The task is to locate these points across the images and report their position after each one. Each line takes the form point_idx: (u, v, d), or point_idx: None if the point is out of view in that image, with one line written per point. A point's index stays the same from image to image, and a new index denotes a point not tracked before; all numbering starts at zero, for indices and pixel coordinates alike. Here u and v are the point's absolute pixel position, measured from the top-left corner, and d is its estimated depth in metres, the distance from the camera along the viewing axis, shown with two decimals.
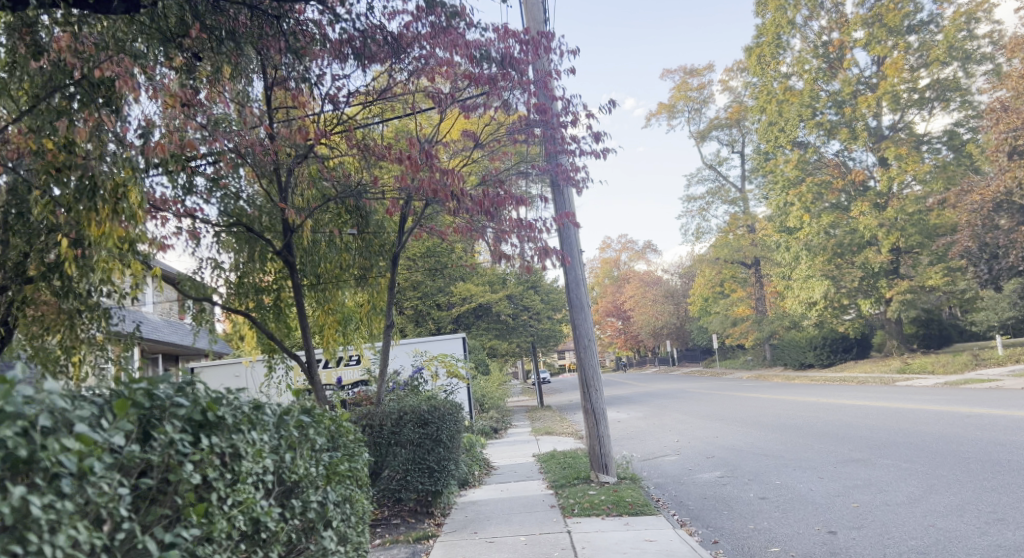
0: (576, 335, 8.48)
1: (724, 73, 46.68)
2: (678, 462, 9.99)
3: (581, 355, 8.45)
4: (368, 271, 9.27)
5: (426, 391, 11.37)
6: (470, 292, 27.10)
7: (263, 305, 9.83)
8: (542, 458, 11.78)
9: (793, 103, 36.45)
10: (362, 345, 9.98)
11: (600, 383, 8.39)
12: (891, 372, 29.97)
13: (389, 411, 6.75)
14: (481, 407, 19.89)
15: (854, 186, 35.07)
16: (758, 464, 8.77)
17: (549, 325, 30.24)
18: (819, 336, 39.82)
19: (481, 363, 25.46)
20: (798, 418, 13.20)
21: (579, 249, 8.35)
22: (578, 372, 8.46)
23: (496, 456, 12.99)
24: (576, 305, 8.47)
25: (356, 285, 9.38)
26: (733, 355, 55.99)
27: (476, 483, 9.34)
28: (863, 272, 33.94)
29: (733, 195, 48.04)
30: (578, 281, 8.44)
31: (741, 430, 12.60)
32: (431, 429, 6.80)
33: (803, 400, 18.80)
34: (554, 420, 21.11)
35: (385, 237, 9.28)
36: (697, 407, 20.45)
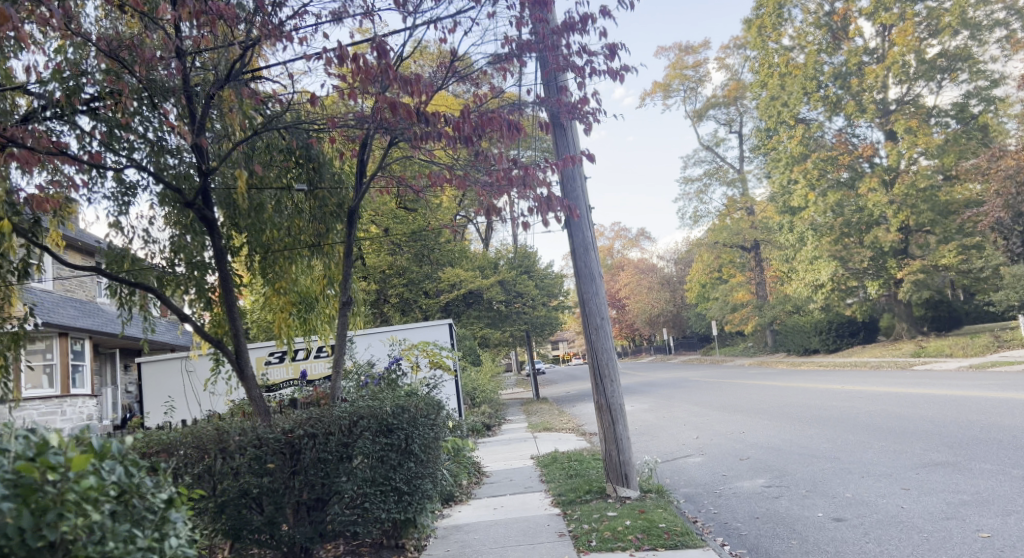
0: (585, 314, 6.76)
1: (721, 50, 45.00)
2: (708, 468, 8.33)
3: (591, 338, 6.70)
4: (323, 238, 7.54)
5: (406, 385, 9.77)
6: (458, 277, 25.33)
7: (204, 287, 8.07)
8: (541, 461, 10.13)
9: (795, 76, 34.71)
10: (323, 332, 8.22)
11: (616, 372, 6.68)
12: (905, 355, 28.46)
13: (339, 415, 4.85)
14: (472, 402, 18.17)
15: (860, 161, 33.42)
16: (812, 469, 7.13)
17: (544, 313, 28.57)
18: (824, 321, 38.29)
19: (472, 353, 23.76)
20: (831, 410, 11.55)
21: (586, 201, 6.62)
22: (588, 359, 6.74)
23: (487, 458, 11.32)
24: (584, 275, 6.78)
25: (311, 258, 7.66)
26: (732, 343, 54.48)
27: (464, 499, 7.62)
28: (873, 252, 32.45)
29: (731, 176, 46.38)
30: (585, 246, 6.79)
31: (770, 425, 10.93)
32: (396, 440, 5.01)
33: (822, 388, 17.22)
34: (552, 414, 19.46)
35: (343, 195, 7.59)
36: (707, 397, 18.85)
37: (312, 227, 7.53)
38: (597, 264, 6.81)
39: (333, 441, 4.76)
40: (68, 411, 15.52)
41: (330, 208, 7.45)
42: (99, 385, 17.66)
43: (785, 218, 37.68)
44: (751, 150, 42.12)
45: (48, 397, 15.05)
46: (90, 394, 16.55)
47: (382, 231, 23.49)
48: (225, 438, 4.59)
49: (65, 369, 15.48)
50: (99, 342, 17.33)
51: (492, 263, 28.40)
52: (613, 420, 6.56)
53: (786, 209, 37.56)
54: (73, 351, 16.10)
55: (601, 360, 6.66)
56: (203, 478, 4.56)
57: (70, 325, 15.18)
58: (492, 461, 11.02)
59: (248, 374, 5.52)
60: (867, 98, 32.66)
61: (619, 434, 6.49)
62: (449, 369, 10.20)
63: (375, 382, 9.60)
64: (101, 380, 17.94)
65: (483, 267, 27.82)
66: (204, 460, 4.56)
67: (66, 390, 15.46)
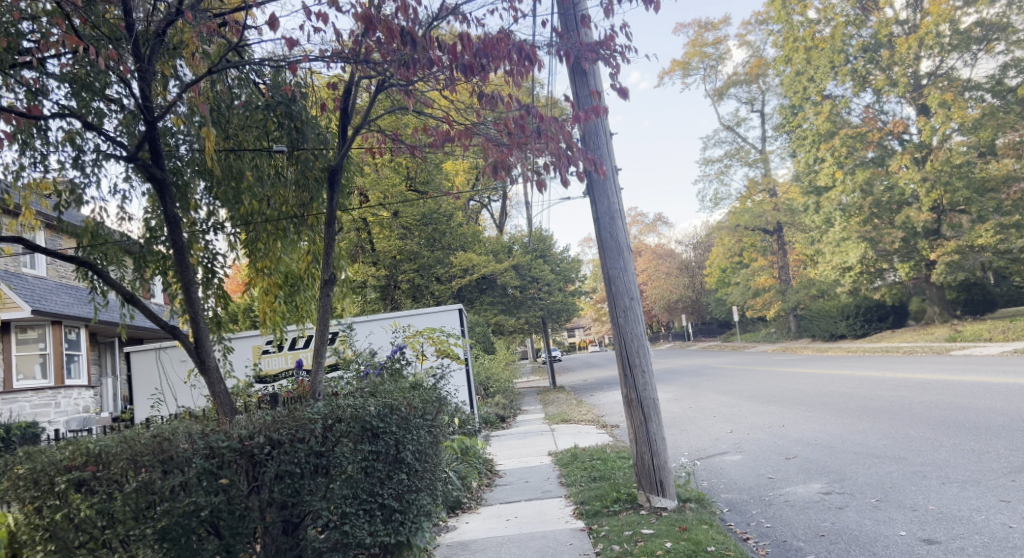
0: (611, 293, 5.77)
1: (742, 26, 43.55)
2: (750, 469, 7.38)
3: (618, 322, 5.72)
4: (309, 208, 6.70)
5: (410, 375, 8.96)
6: (472, 262, 24.44)
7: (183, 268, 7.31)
8: (561, 457, 9.24)
9: (822, 49, 33.22)
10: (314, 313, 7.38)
11: (648, 361, 5.70)
12: (940, 340, 27.16)
13: (310, 417, 3.89)
14: (486, 391, 17.31)
15: (890, 138, 31.88)
16: (878, 472, 6.16)
17: (561, 298, 27.59)
18: (852, 305, 36.98)
19: (486, 340, 22.88)
20: (879, 400, 10.50)
21: (612, 160, 5.61)
22: (615, 346, 5.76)
23: (502, 455, 10.42)
24: (610, 248, 5.78)
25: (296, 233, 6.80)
26: (754, 329, 53.22)
27: (474, 506, 6.72)
28: (905, 233, 31.02)
29: (753, 157, 44.94)
30: (611, 214, 5.79)
31: (812, 418, 9.93)
32: (381, 447, 4.07)
33: (860, 375, 16.17)
34: (571, 404, 18.50)
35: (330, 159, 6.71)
36: (735, 386, 17.86)
37: (297, 197, 6.69)
38: (625, 235, 5.81)
39: (302, 448, 3.80)
40: (62, 403, 14.82)
41: (315, 172, 6.58)
42: (97, 376, 16.96)
43: (811, 199, 36.37)
44: (775, 128, 40.58)
45: (41, 389, 14.30)
46: (86, 385, 15.80)
47: (390, 215, 22.66)
48: (168, 447, 3.64)
49: (59, 359, 14.73)
50: (96, 330, 16.59)
51: (507, 247, 27.47)
52: (643, 413, 5.60)
53: (812, 189, 36.20)
54: (67, 340, 15.37)
55: (632, 345, 5.67)
56: (141, 496, 3.61)
57: (64, 313, 14.43)
58: (507, 458, 10.12)
59: (209, 366, 4.62)
60: (899, 71, 30.99)
61: (652, 430, 5.56)
62: (458, 357, 9.33)
63: (376, 373, 8.70)
64: (101, 370, 17.24)
65: (497, 252, 26.88)
66: (140, 475, 3.61)
67: (60, 381, 14.71)
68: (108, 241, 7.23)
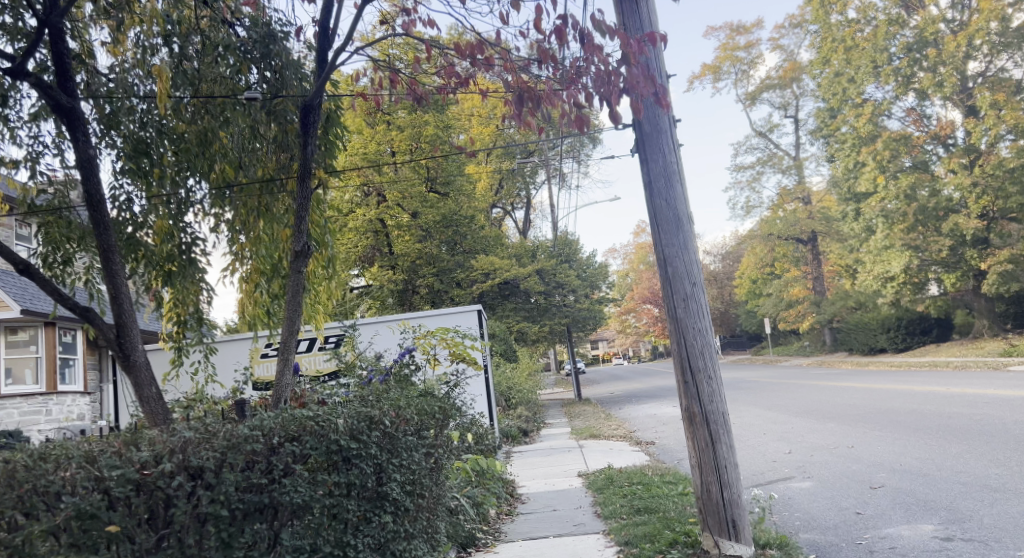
0: (667, 276, 4.53)
1: (775, 29, 42.20)
2: (829, 500, 6.04)
3: (677, 314, 4.47)
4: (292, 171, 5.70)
5: (420, 382, 7.84)
6: (493, 265, 23.28)
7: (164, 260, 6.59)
8: (594, 480, 7.96)
9: (862, 48, 31.61)
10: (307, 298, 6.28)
11: (715, 365, 4.44)
12: (993, 355, 25.35)
13: (251, 437, 2.76)
14: (507, 403, 16.08)
15: (934, 143, 30.19)
16: (1008, 510, 4.84)
17: (588, 306, 26.16)
18: (893, 317, 35.11)
19: (508, 348, 21.67)
20: (962, 419, 9.06)
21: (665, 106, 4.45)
22: (673, 345, 4.51)
23: (524, 475, 9.16)
24: (666, 220, 4.54)
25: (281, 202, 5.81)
26: (785, 342, 51.30)
27: (491, 544, 5.40)
28: (952, 241, 29.24)
29: (787, 163, 43.31)
30: (667, 173, 4.56)
31: (885, 439, 8.54)
32: (352, 476, 3.12)
33: (920, 389, 14.65)
34: (599, 418, 17.15)
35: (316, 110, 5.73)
36: (778, 400, 16.37)
37: (278, 158, 5.69)
38: (686, 203, 4.57)
39: (229, 480, 2.66)
40: (53, 410, 13.84)
41: (293, 127, 5.60)
42: (96, 382, 16.03)
43: (850, 206, 34.74)
44: (811, 133, 38.90)
45: (30, 396, 13.35)
46: (81, 391, 14.84)
47: (410, 216, 22.34)
48: (31, 475, 2.44)
49: (52, 364, 13.80)
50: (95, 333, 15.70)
51: (531, 250, 26.25)
52: (703, 425, 4.36)
53: (851, 196, 34.51)
54: (61, 344, 14.48)
55: (692, 342, 4.42)
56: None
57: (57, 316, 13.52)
58: (529, 479, 8.86)
59: (136, 363, 3.84)
60: (946, 70, 29.16)
61: (717, 449, 4.32)
62: (476, 363, 8.24)
63: (380, 379, 7.61)
64: (101, 376, 16.31)
65: (520, 255, 25.74)
66: None
67: (52, 387, 13.77)
68: (73, 224, 6.12)
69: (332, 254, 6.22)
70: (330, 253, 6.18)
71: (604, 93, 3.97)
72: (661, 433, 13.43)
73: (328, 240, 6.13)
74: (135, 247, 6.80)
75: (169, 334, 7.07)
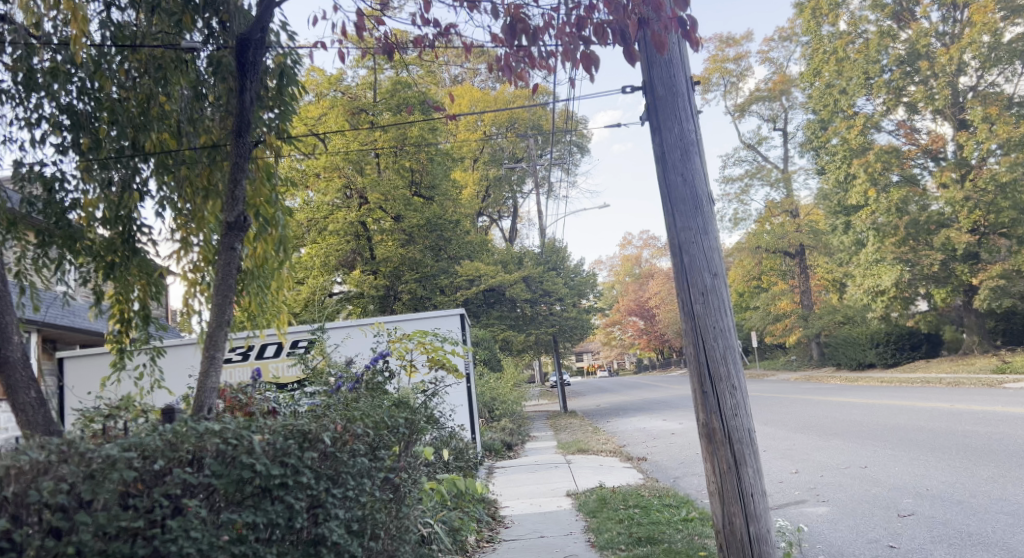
0: (684, 266, 3.82)
1: (765, 41, 42.05)
2: (854, 529, 5.31)
3: (697, 311, 3.75)
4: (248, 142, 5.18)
5: (395, 391, 7.10)
6: (478, 272, 22.50)
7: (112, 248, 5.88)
8: (586, 502, 7.20)
9: (854, 60, 31.29)
10: (260, 290, 5.50)
11: (740, 372, 3.73)
12: (987, 372, 24.85)
13: (117, 458, 2.01)
14: (491, 415, 15.29)
15: (924, 157, 30.01)
16: None
17: (576, 315, 25.32)
18: (882, 332, 34.67)
19: (491, 357, 20.84)
20: (981, 438, 8.42)
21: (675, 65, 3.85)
22: (691, 349, 3.79)
23: (507, 494, 8.38)
24: (683, 199, 3.84)
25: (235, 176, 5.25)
26: (772, 356, 50.82)
27: None
28: (944, 255, 28.85)
29: (775, 176, 43.04)
30: (684, 144, 3.86)
31: (902, 460, 7.86)
32: (274, 515, 2.37)
33: (922, 405, 14.02)
34: (586, 431, 16.37)
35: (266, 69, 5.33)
36: (773, 415, 15.67)
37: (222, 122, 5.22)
38: (706, 181, 3.88)
39: (86, 525, 1.91)
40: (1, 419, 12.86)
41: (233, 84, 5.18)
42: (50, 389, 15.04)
43: (840, 219, 34.43)
44: (801, 146, 38.62)
45: None
46: (33, 399, 13.84)
47: (393, 220, 21.76)
48: None
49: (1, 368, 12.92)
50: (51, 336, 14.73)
51: (516, 257, 25.51)
52: (724, 442, 3.64)
53: (842, 209, 34.13)
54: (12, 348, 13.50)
55: (711, 346, 3.71)
56: None
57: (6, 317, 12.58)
58: (512, 499, 8.08)
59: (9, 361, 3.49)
60: (939, 82, 28.84)
61: (740, 469, 3.61)
62: (456, 371, 7.49)
63: (350, 387, 6.82)
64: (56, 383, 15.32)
65: (506, 262, 25.01)
66: None
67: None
68: None
69: (284, 238, 5.46)
70: (282, 235, 5.42)
71: (609, 30, 3.36)
72: (652, 448, 12.70)
73: (282, 221, 5.41)
74: (74, 237, 5.95)
75: (112, 339, 6.19)
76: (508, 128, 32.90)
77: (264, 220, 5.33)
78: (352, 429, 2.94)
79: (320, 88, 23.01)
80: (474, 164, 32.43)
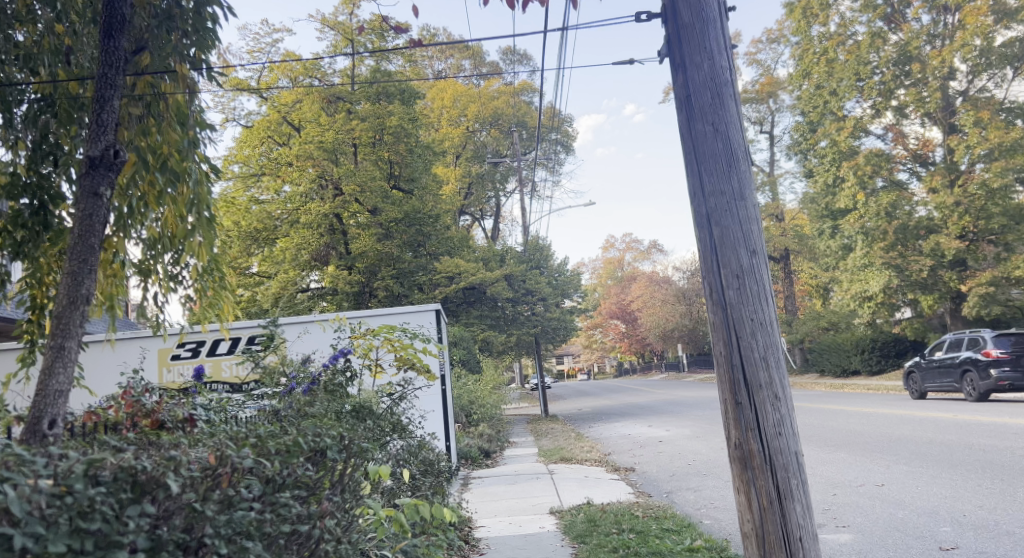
0: (714, 238, 3.01)
1: (753, 43, 41.66)
2: None
3: (732, 298, 2.93)
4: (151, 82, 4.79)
5: (356, 395, 6.26)
6: (458, 268, 21.55)
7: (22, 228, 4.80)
8: (572, 524, 6.29)
9: (844, 62, 30.74)
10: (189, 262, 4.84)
11: (782, 376, 2.90)
12: None
13: None
14: (468, 420, 14.38)
15: (913, 162, 29.92)
16: None
17: (559, 315, 24.46)
18: (868, 338, 34.23)
19: (469, 357, 19.89)
20: (1006, 454, 7.68)
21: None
22: (720, 347, 2.96)
23: (483, 510, 7.47)
24: (714, 154, 3.08)
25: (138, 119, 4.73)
26: None
27: None
28: (933, 260, 28.34)
29: (761, 179, 42.55)
30: (716, 85, 3.10)
31: (922, 478, 7.08)
32: None
33: (920, 414, 13.34)
34: (569, 437, 15.53)
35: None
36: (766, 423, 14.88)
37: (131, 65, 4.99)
38: (741, 133, 3.12)
39: None
40: None
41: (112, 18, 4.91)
42: None
43: (826, 223, 33.95)
44: (788, 149, 38.13)
45: None
46: None
47: (369, 213, 20.86)
48: None
49: None
50: None
51: (498, 255, 24.62)
52: (762, 469, 2.81)
53: (829, 213, 33.62)
54: None
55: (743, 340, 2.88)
56: None
57: None
58: (488, 516, 7.20)
59: None
60: (930, 85, 28.38)
61: (783, 502, 2.78)
62: (428, 372, 6.66)
63: (305, 388, 5.91)
64: None
65: (489, 260, 24.17)
66: None
67: None
68: None
69: (199, 197, 4.81)
70: (194, 193, 4.77)
71: None
72: (639, 458, 11.86)
73: (195, 175, 4.79)
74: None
75: (21, 326, 4.93)
76: (491, 123, 32.02)
77: (175, 175, 4.74)
78: (235, 457, 2.12)
79: (295, 74, 22.50)
80: (456, 159, 31.52)
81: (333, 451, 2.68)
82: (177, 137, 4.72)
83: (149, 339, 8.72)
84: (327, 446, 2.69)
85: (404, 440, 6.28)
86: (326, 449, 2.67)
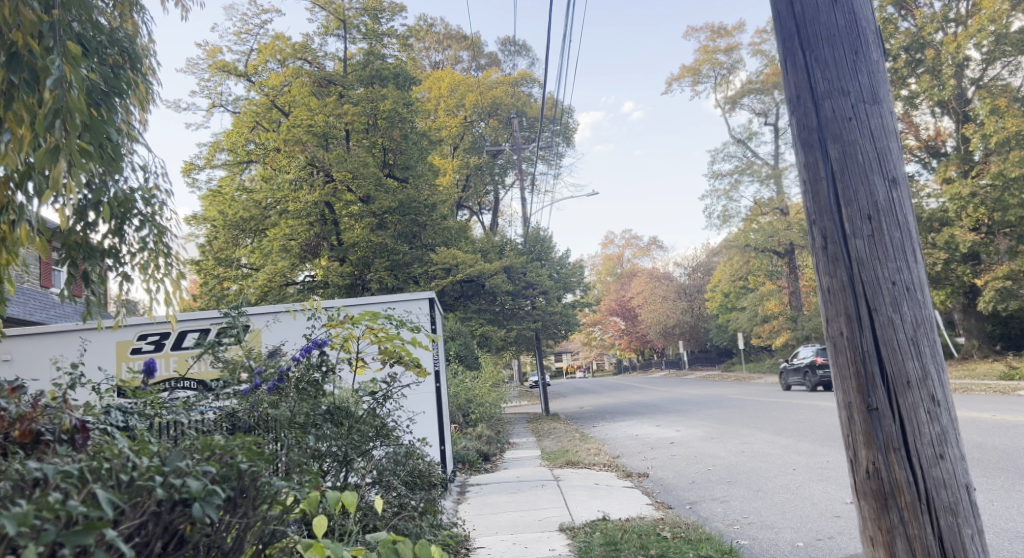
0: (839, 165, 2.65)
1: (757, 32, 40.82)
2: None
3: (860, 249, 2.56)
4: None
5: (331, 395, 5.25)
6: (455, 259, 20.52)
7: None
8: (590, 547, 5.28)
9: None
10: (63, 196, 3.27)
11: (926, 349, 2.49)
12: (994, 379, 23.39)
13: None
14: (466, 420, 13.41)
15: (925, 152, 29.39)
16: None
17: (560, 310, 23.48)
18: None
19: (467, 352, 18.88)
20: None
21: None
22: (837, 316, 2.60)
23: (482, 526, 6.48)
24: (835, 52, 2.73)
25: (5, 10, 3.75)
26: (758, 359, 49.32)
27: None
28: (948, 253, 27.31)
29: (767, 172, 41.48)
30: None
31: (994, 497, 6.15)
32: None
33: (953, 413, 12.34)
34: (573, 438, 14.56)
35: None
36: (784, 423, 13.91)
37: None
38: (868, 17, 2.76)
39: None
40: None
41: None
42: None
43: None
44: None
45: None
46: None
47: (362, 202, 19.94)
48: None
49: None
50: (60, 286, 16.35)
51: (497, 246, 23.66)
52: (910, 490, 2.39)
53: None
54: None
55: (880, 310, 2.49)
56: None
57: None
58: (488, 534, 6.21)
59: None
60: (944, 73, 27.38)
61: (940, 525, 2.36)
62: (417, 367, 5.66)
63: (272, 387, 4.84)
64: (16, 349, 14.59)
65: (487, 251, 23.25)
66: None
67: None
68: None
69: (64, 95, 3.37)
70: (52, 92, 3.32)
71: None
72: (653, 462, 10.89)
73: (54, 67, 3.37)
74: None
75: None
76: (490, 114, 30.99)
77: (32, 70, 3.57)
78: None
79: (284, 57, 21.47)
80: (453, 150, 30.46)
81: (205, 507, 1.67)
82: (32, 19, 3.60)
83: (91, 330, 7.79)
84: (197, 496, 1.68)
85: (389, 448, 5.36)
86: (192, 501, 1.67)
